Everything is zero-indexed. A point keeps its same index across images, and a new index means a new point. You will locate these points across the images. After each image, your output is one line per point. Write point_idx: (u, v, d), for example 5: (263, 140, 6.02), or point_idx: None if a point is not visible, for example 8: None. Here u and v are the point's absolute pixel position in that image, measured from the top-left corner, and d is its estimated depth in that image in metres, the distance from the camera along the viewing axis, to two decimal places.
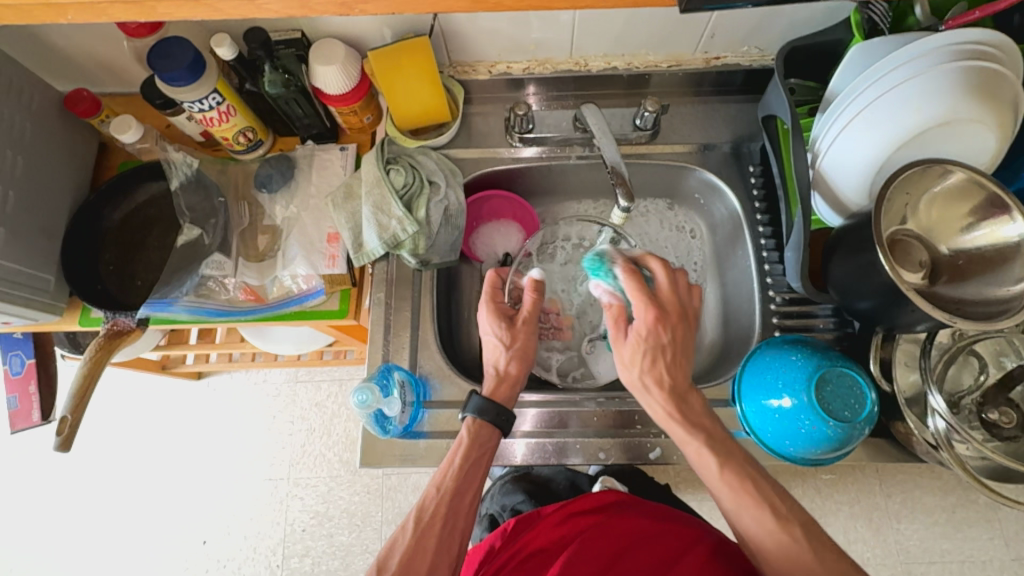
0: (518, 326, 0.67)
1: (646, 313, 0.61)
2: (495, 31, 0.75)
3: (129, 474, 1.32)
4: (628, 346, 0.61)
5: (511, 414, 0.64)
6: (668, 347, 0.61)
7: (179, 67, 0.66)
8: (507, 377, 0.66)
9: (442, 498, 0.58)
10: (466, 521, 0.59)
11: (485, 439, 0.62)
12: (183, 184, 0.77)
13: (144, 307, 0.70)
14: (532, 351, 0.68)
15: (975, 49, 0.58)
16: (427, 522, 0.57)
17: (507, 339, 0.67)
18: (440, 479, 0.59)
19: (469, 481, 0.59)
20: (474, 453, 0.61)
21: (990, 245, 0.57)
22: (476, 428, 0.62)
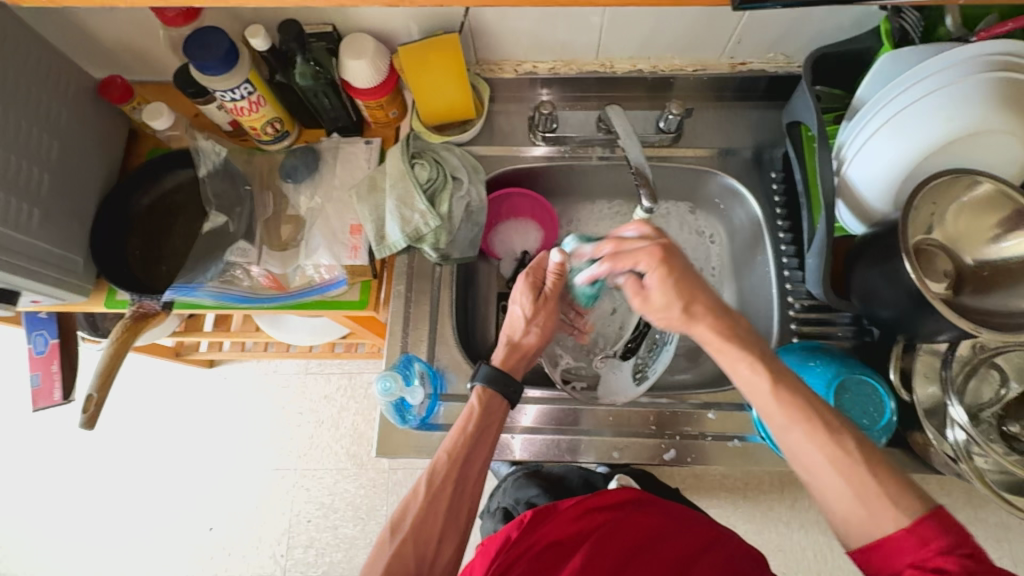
0: (545, 301, 0.69)
1: (652, 263, 0.60)
2: (523, 30, 0.76)
3: (140, 457, 1.34)
4: (655, 295, 0.60)
5: (519, 387, 0.65)
6: (686, 270, 0.60)
7: (213, 57, 0.67)
8: (520, 348, 0.69)
9: (453, 464, 0.59)
10: (475, 485, 0.59)
11: (494, 409, 0.63)
12: (211, 171, 0.79)
13: (170, 290, 0.71)
14: (551, 328, 0.70)
15: (1005, 60, 0.58)
16: (438, 485, 0.57)
17: (527, 312, 0.69)
18: (452, 445, 0.60)
19: (479, 448, 0.60)
20: (484, 421, 0.62)
21: (1017, 257, 0.58)
22: (486, 398, 0.63)
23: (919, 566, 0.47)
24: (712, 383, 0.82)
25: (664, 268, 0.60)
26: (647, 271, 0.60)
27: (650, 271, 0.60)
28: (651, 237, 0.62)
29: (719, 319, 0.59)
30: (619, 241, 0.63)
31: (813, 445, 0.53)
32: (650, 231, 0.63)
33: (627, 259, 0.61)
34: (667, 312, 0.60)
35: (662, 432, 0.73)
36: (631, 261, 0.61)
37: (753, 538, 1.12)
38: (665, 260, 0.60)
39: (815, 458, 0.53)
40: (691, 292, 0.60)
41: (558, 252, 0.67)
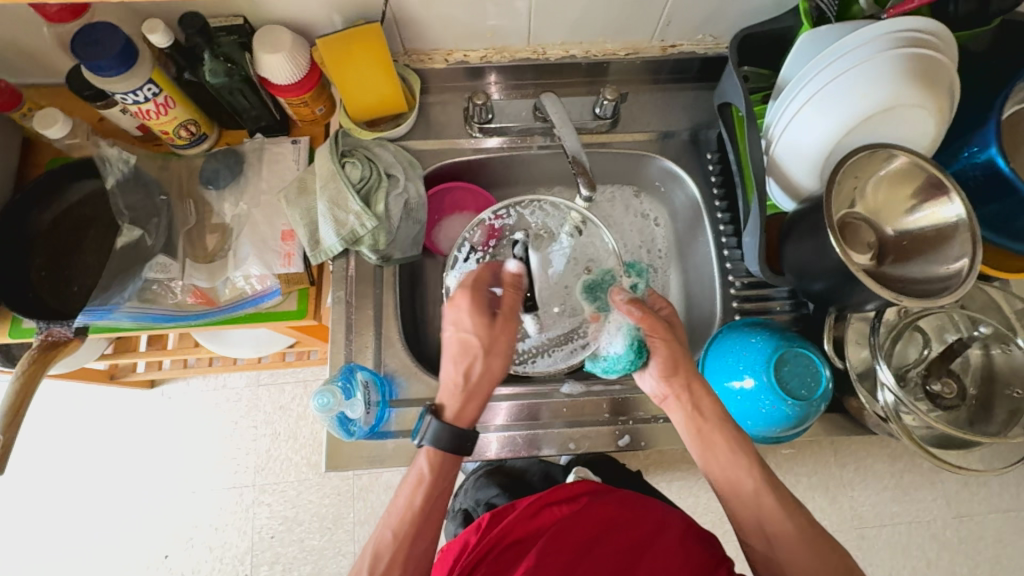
0: (500, 321, 0.64)
1: (652, 331, 0.66)
2: (450, 17, 0.73)
3: (81, 490, 1.25)
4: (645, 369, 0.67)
5: (473, 437, 0.61)
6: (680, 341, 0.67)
7: (107, 56, 0.61)
8: (472, 392, 0.62)
9: (401, 544, 0.57)
10: (425, 558, 0.58)
11: (448, 471, 0.61)
12: (119, 182, 0.72)
13: (82, 314, 0.66)
14: (507, 351, 0.63)
15: (912, 37, 0.60)
16: (384, 571, 0.55)
17: (483, 341, 0.62)
18: (398, 525, 0.58)
19: (428, 523, 0.59)
20: (435, 491, 0.60)
21: (931, 225, 0.60)
22: (435, 460, 0.60)
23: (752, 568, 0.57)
24: None
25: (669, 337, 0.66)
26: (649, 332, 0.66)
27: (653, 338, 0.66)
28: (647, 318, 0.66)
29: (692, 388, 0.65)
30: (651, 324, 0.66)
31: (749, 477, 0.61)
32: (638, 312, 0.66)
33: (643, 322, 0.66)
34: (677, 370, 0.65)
35: (616, 417, 0.74)
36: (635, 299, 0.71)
37: (715, 506, 1.16)
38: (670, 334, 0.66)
39: (746, 482, 0.61)
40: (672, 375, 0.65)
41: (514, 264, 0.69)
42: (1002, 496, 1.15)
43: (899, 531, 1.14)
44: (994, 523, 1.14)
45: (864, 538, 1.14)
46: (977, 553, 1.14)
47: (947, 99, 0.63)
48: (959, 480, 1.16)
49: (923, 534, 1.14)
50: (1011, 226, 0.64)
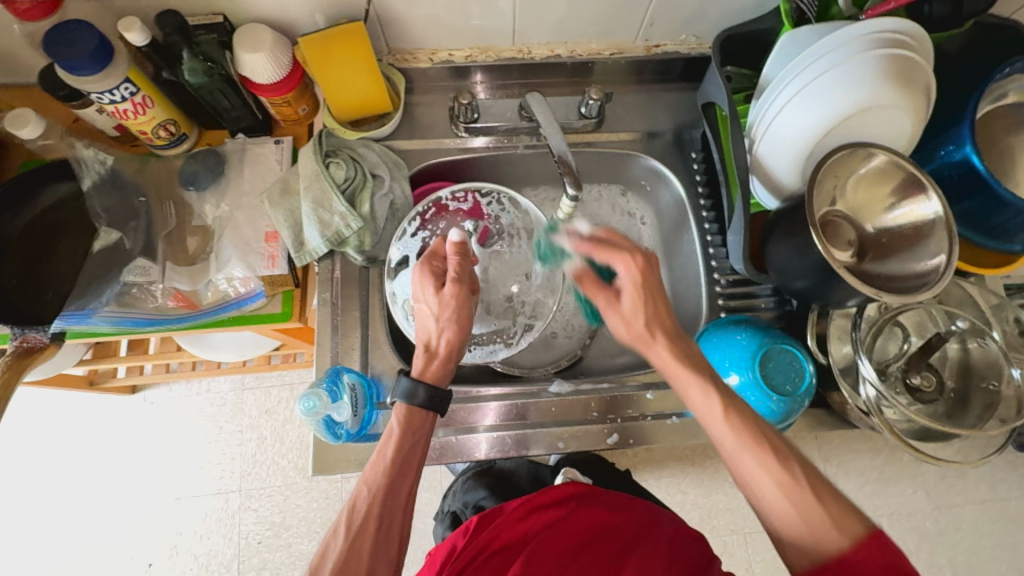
0: (448, 288, 0.64)
1: (630, 265, 0.59)
2: (434, 17, 0.73)
3: (60, 498, 1.22)
4: (623, 305, 0.59)
5: (444, 395, 0.61)
6: (657, 292, 0.59)
7: (82, 55, 0.60)
8: (438, 354, 0.63)
9: (377, 496, 0.55)
10: (404, 513, 0.56)
11: (417, 425, 0.60)
12: (96, 183, 0.71)
13: (58, 319, 0.64)
14: (465, 318, 0.64)
15: (890, 38, 0.61)
16: (360, 524, 0.54)
17: (433, 309, 0.63)
18: (372, 475, 0.57)
19: (404, 474, 0.57)
20: (407, 442, 0.59)
21: (910, 222, 0.61)
22: (406, 415, 0.60)
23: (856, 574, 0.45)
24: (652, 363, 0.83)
25: (642, 277, 0.58)
26: (623, 274, 0.59)
27: (625, 273, 0.59)
28: (632, 250, 0.59)
29: (674, 344, 0.58)
30: (593, 281, 0.61)
31: (766, 471, 0.51)
32: (622, 238, 0.61)
33: (611, 257, 0.60)
34: (631, 324, 0.59)
35: (604, 416, 0.75)
36: (610, 259, 0.60)
37: (702, 502, 1.17)
38: (645, 274, 0.58)
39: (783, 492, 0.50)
40: (651, 316, 0.58)
41: (457, 231, 0.67)
42: (979, 487, 1.18)
43: (881, 522, 1.16)
44: (972, 513, 1.17)
45: None
46: (956, 543, 1.16)
47: (924, 100, 0.64)
48: (939, 472, 1.18)
49: (904, 525, 1.17)
50: (985, 223, 0.66)
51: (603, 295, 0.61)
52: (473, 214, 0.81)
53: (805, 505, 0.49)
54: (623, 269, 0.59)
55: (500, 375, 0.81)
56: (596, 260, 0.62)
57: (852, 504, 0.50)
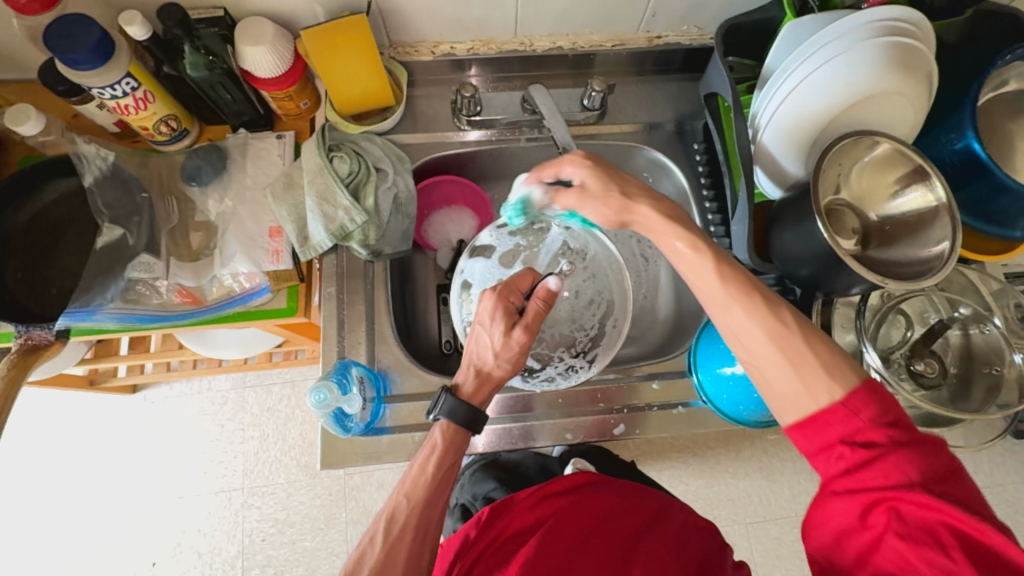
0: (518, 333, 0.61)
1: (576, 155, 0.63)
2: (436, 9, 0.73)
3: (63, 497, 1.22)
4: (591, 184, 0.60)
5: (485, 421, 0.62)
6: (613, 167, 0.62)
7: (83, 49, 0.59)
8: (489, 380, 0.63)
9: (415, 509, 0.55)
10: (437, 528, 0.56)
11: (459, 444, 0.60)
12: (98, 180, 0.69)
13: (64, 317, 0.64)
14: (522, 362, 0.63)
15: (892, 25, 0.61)
16: (397, 534, 0.53)
17: (496, 345, 0.62)
18: (412, 487, 0.56)
19: (441, 490, 0.57)
20: (448, 459, 0.58)
21: (914, 210, 0.62)
22: (450, 432, 0.60)
23: (897, 494, 0.43)
24: (654, 354, 0.84)
25: (590, 163, 0.61)
26: (574, 172, 0.62)
27: (574, 168, 0.62)
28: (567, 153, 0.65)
29: (658, 204, 0.58)
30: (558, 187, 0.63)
31: (770, 345, 0.49)
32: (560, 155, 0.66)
33: (554, 165, 0.63)
34: (609, 199, 0.59)
35: (610, 407, 0.75)
36: (557, 169, 0.63)
37: (705, 492, 1.18)
38: (591, 158, 0.62)
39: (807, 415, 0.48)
40: (616, 185, 0.60)
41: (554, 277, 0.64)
42: (978, 474, 1.20)
43: None
44: None
45: None
46: None
47: (926, 87, 0.64)
48: None
49: None
50: (986, 210, 0.66)
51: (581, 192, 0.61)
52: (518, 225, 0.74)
53: (811, 379, 0.47)
54: (570, 162, 0.62)
55: None
56: (546, 180, 0.65)
57: (848, 356, 0.49)
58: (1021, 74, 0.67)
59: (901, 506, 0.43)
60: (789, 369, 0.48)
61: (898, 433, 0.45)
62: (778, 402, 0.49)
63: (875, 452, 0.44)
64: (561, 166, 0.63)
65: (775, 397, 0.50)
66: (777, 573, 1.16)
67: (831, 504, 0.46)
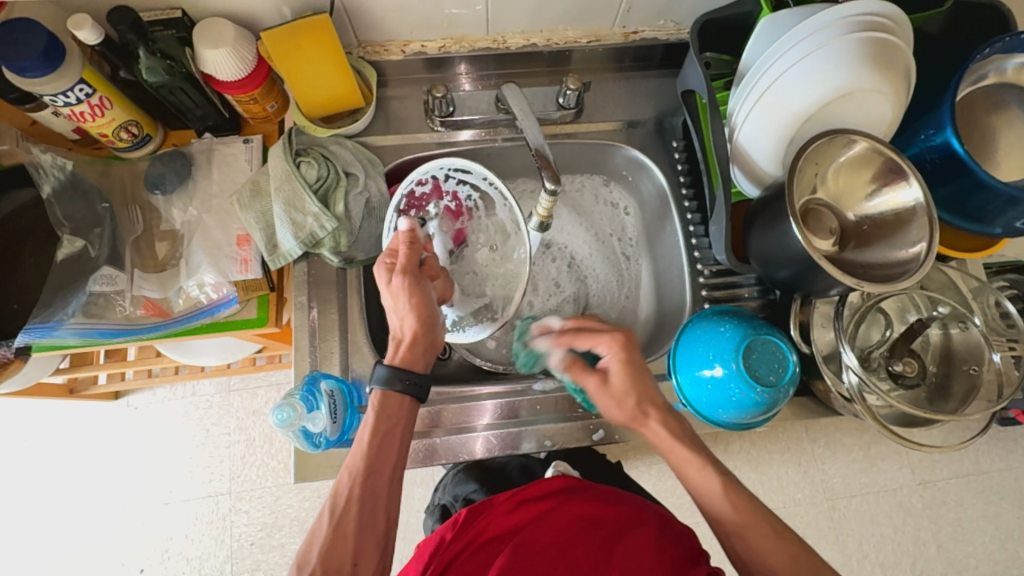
0: (396, 279, 0.61)
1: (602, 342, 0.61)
2: (404, 7, 0.70)
3: (46, 507, 1.21)
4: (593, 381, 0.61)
5: (418, 375, 0.59)
6: (640, 366, 0.62)
7: (30, 55, 0.57)
8: (404, 340, 0.60)
9: (357, 480, 0.55)
10: (388, 495, 0.56)
11: (394, 409, 0.58)
12: (57, 189, 0.67)
13: (23, 334, 0.62)
14: (426, 305, 0.61)
15: (869, 21, 0.60)
16: (343, 507, 0.54)
17: (386, 302, 0.61)
18: (353, 460, 0.56)
19: (383, 457, 0.56)
20: (383, 426, 0.57)
21: (891, 209, 0.61)
22: (381, 400, 0.58)
23: None
24: None
25: (625, 354, 0.61)
26: (606, 354, 0.61)
27: (602, 349, 0.61)
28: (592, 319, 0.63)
29: (627, 348, 0.61)
30: (581, 368, 0.62)
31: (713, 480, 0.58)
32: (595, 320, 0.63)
33: (591, 339, 0.61)
34: (622, 404, 0.61)
35: (590, 411, 0.74)
36: (591, 342, 0.61)
37: None
38: (627, 349, 0.61)
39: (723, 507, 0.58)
40: (636, 391, 0.61)
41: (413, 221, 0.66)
42: (962, 462, 1.20)
43: (868, 500, 1.18)
44: (955, 488, 1.20)
45: (835, 510, 1.18)
46: (940, 517, 1.19)
47: (904, 84, 0.63)
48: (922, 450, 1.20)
49: (890, 501, 1.18)
50: (965, 206, 0.65)
51: (593, 380, 0.62)
52: (456, 210, 0.78)
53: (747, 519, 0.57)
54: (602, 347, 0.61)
55: (487, 372, 0.80)
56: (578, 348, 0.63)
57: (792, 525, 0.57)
58: (1000, 67, 0.66)
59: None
60: (718, 481, 0.59)
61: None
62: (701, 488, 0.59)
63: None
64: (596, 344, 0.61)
65: (685, 469, 0.60)
66: None
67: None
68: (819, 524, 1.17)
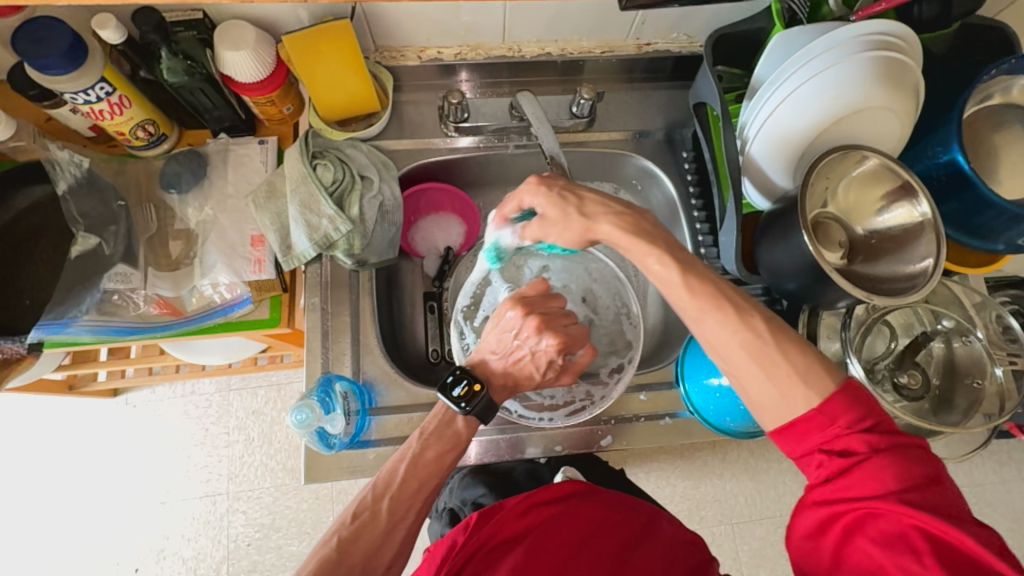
0: (565, 376, 0.70)
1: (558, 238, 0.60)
2: (423, 14, 0.71)
3: (43, 503, 1.20)
4: (557, 236, 0.60)
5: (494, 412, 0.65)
6: (570, 188, 0.61)
7: (53, 53, 0.57)
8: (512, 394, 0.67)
9: (420, 490, 0.56)
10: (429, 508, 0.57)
11: (466, 435, 0.61)
12: (72, 187, 0.67)
13: (35, 330, 0.61)
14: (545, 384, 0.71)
15: (880, 40, 0.61)
16: (395, 512, 0.54)
17: (543, 376, 0.68)
18: (416, 466, 0.57)
19: (444, 472, 0.58)
20: (455, 446, 0.60)
21: (899, 225, 0.62)
22: (470, 426, 0.62)
23: (829, 450, 0.46)
24: (643, 364, 0.83)
25: (545, 188, 0.61)
26: (531, 202, 0.61)
27: (538, 201, 0.61)
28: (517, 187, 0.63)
29: (625, 220, 0.57)
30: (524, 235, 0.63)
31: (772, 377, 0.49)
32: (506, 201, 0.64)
33: (506, 202, 0.64)
34: (568, 223, 0.59)
35: (598, 418, 0.75)
36: (515, 199, 0.63)
37: (691, 494, 1.19)
38: (541, 184, 0.61)
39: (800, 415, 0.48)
40: (565, 207, 0.60)
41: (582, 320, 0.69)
42: (956, 475, 1.22)
43: None
44: None
45: None
46: None
47: (913, 101, 0.64)
48: None
49: None
50: (970, 223, 0.67)
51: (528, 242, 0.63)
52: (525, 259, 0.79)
53: (788, 387, 0.48)
54: (510, 206, 0.63)
55: None
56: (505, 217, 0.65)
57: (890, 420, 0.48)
58: (1006, 88, 0.67)
59: (881, 516, 0.44)
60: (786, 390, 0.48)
61: (876, 438, 0.46)
62: (737, 375, 0.51)
63: (854, 460, 0.45)
64: (512, 200, 0.63)
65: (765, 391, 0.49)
66: (761, 572, 1.17)
67: (810, 513, 0.47)
68: None
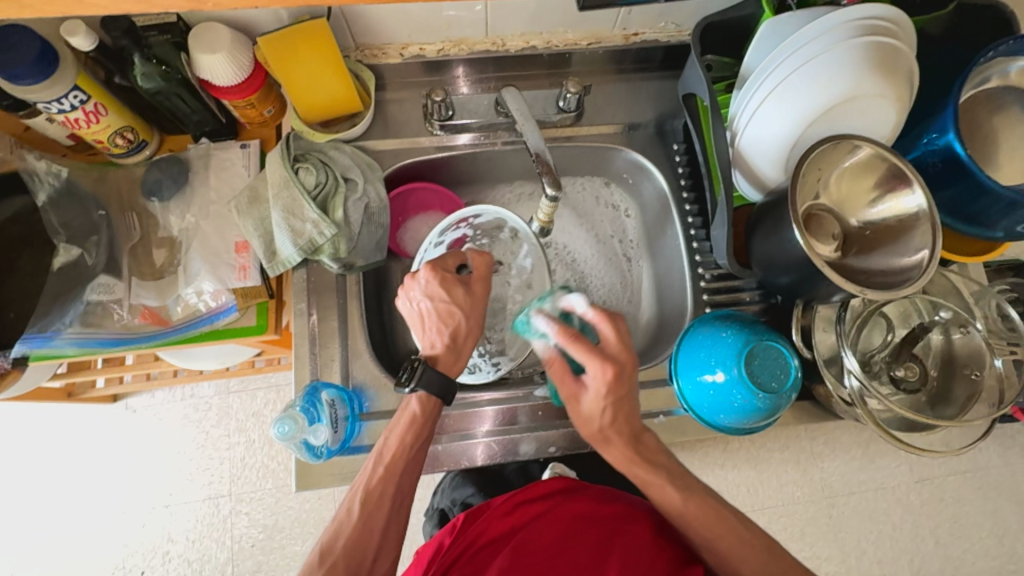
0: (476, 284, 0.64)
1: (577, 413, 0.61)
2: (403, 11, 0.69)
3: (48, 510, 1.20)
4: (581, 408, 0.60)
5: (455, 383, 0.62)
6: (625, 400, 0.59)
7: (23, 63, 0.56)
8: (454, 343, 0.62)
9: (390, 477, 0.57)
10: (410, 494, 0.58)
11: (430, 412, 0.60)
12: (52, 198, 0.66)
13: (19, 343, 0.61)
14: (484, 304, 0.64)
15: (871, 25, 0.59)
16: (373, 503, 0.55)
17: (459, 301, 0.62)
18: (387, 456, 0.58)
19: (414, 456, 0.58)
20: (420, 425, 0.59)
21: (893, 216, 0.60)
22: (424, 401, 0.60)
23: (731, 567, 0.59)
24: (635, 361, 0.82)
25: (610, 377, 0.57)
26: (592, 380, 0.57)
27: (595, 379, 0.57)
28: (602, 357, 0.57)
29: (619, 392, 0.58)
30: (562, 370, 0.61)
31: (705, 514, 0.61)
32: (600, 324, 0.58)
33: (586, 359, 0.57)
34: (593, 424, 0.60)
35: None
36: (584, 360, 0.58)
37: None
38: (613, 386, 0.57)
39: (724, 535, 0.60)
40: (614, 415, 0.59)
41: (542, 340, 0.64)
42: (961, 460, 1.20)
43: (867, 497, 1.18)
44: (954, 485, 1.20)
45: (834, 507, 1.18)
46: (938, 513, 1.19)
47: (907, 88, 0.62)
48: None
49: (890, 498, 1.18)
50: (967, 210, 0.65)
51: (570, 386, 0.60)
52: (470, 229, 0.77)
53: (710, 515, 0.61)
54: (596, 374, 0.57)
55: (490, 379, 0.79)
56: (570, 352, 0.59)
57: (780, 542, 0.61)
58: (1003, 71, 0.66)
59: None
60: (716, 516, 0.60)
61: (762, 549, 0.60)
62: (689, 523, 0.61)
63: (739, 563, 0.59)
64: (592, 368, 0.57)
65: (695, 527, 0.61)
66: None
67: None
68: (818, 522, 1.18)
